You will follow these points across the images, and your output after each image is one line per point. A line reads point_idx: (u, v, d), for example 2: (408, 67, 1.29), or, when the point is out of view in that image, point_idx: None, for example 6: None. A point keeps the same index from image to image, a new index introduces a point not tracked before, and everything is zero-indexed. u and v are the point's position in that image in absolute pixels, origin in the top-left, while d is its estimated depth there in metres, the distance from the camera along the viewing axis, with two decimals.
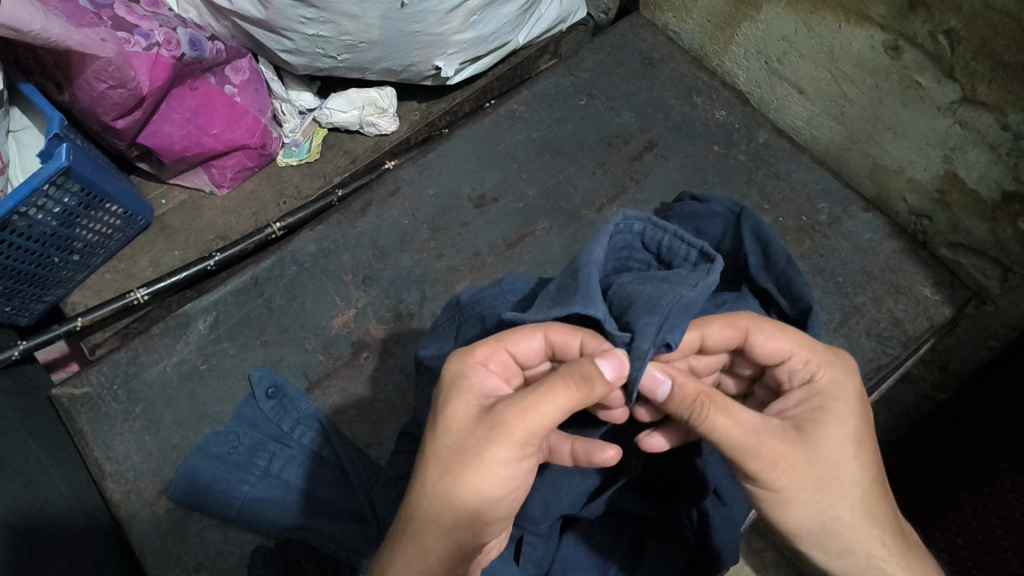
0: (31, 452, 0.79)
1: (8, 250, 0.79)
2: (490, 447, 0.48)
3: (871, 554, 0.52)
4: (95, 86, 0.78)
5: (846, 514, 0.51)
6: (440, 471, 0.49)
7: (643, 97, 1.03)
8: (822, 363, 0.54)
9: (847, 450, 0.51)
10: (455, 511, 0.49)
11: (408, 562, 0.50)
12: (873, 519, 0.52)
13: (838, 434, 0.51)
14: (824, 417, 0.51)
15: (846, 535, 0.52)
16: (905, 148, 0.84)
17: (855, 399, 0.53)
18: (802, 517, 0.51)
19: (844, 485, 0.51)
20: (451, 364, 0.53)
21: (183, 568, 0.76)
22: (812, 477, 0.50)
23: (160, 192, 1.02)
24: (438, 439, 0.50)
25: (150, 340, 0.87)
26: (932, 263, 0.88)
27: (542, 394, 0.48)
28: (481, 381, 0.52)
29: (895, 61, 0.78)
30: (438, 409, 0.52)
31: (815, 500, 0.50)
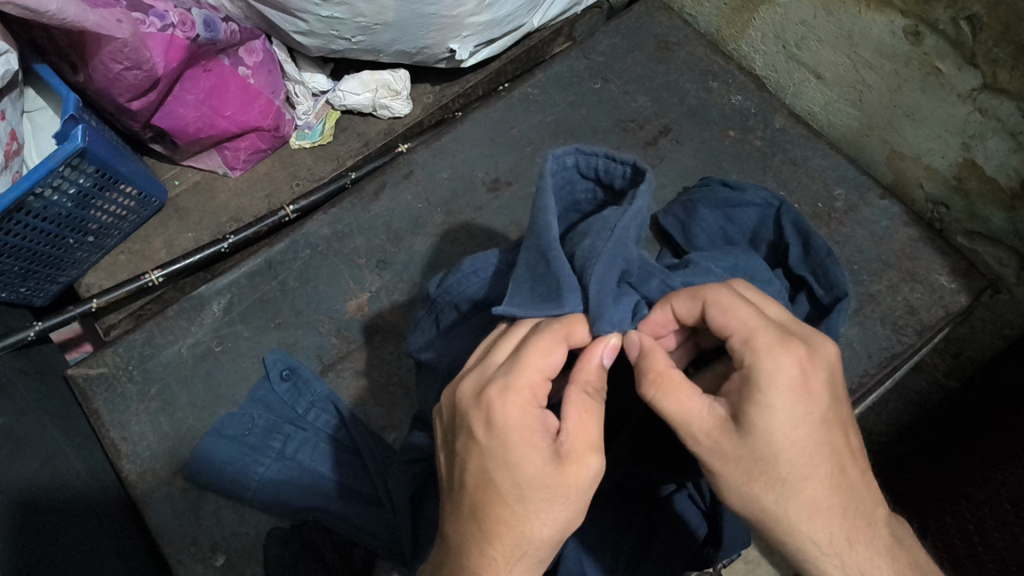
0: (47, 432, 0.79)
1: (23, 231, 0.80)
2: (581, 486, 0.49)
3: (807, 550, 0.50)
4: (110, 67, 0.78)
5: (773, 507, 0.50)
6: (534, 522, 0.49)
7: (659, 81, 1.02)
8: (759, 344, 0.49)
9: (773, 444, 0.48)
10: (546, 548, 0.50)
11: None
12: (810, 512, 0.50)
13: (766, 427, 0.48)
14: (749, 406, 0.49)
15: (775, 526, 0.51)
16: (923, 135, 0.83)
17: (789, 386, 0.48)
18: (733, 502, 0.51)
19: (770, 475, 0.49)
20: (512, 416, 0.48)
21: (199, 548, 0.77)
22: (739, 462, 0.49)
23: (173, 173, 1.02)
24: (529, 498, 0.48)
25: (164, 322, 0.88)
26: (948, 250, 0.88)
27: (590, 424, 0.50)
28: (541, 423, 0.50)
29: (916, 47, 0.77)
30: (511, 465, 0.48)
31: (743, 487, 0.50)
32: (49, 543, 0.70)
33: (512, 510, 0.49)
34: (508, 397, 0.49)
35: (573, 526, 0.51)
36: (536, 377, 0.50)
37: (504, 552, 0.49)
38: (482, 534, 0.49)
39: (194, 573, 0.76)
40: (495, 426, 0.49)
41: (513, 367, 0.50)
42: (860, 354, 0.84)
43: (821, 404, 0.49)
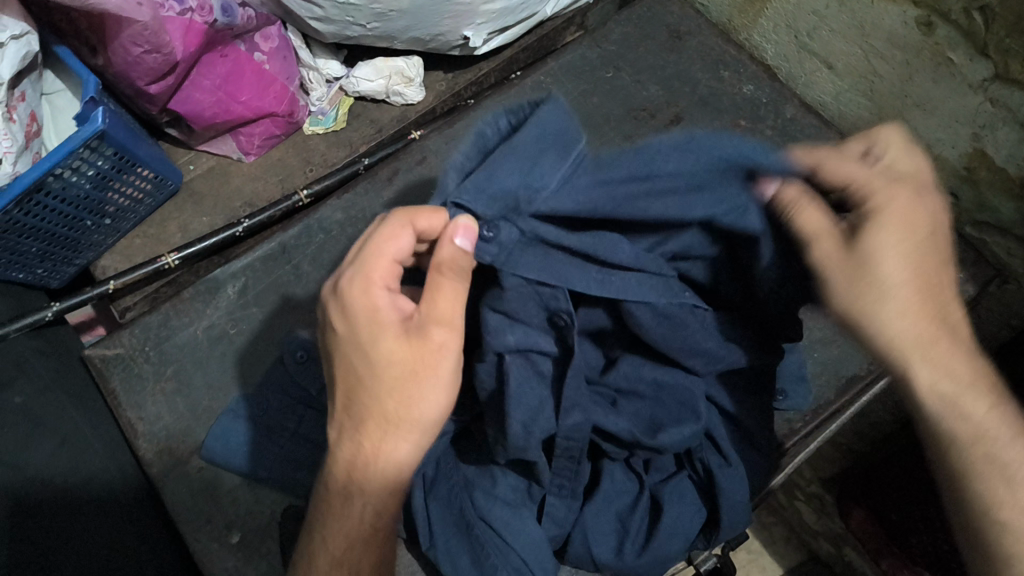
0: (65, 411, 0.80)
1: (42, 212, 0.81)
2: (436, 362, 0.54)
3: (922, 357, 0.58)
4: (130, 51, 0.79)
5: (909, 326, 0.58)
6: (393, 398, 0.54)
7: (670, 70, 1.02)
8: (863, 198, 0.60)
9: (885, 264, 0.58)
10: (416, 423, 0.55)
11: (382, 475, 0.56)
12: (915, 318, 0.58)
13: (876, 243, 0.59)
14: (875, 225, 0.59)
15: (883, 336, 0.59)
16: (933, 126, 0.84)
17: (897, 216, 0.59)
18: (839, 296, 0.59)
19: (879, 284, 0.58)
20: (354, 298, 0.54)
21: (214, 526, 0.78)
22: (849, 266, 0.59)
23: (188, 157, 1.02)
24: (382, 368, 0.54)
25: (180, 305, 0.89)
26: (956, 240, 0.89)
27: (443, 303, 0.54)
28: (389, 306, 0.54)
29: (927, 37, 0.77)
30: (366, 345, 0.54)
31: (851, 289, 0.59)
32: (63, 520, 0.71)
33: (363, 381, 0.55)
34: (353, 283, 0.54)
35: (443, 400, 0.56)
36: (383, 262, 0.54)
37: (372, 426, 0.55)
38: (348, 413, 0.56)
39: (210, 550, 0.77)
40: (346, 308, 0.54)
41: (357, 256, 0.55)
42: None
43: (915, 237, 0.59)
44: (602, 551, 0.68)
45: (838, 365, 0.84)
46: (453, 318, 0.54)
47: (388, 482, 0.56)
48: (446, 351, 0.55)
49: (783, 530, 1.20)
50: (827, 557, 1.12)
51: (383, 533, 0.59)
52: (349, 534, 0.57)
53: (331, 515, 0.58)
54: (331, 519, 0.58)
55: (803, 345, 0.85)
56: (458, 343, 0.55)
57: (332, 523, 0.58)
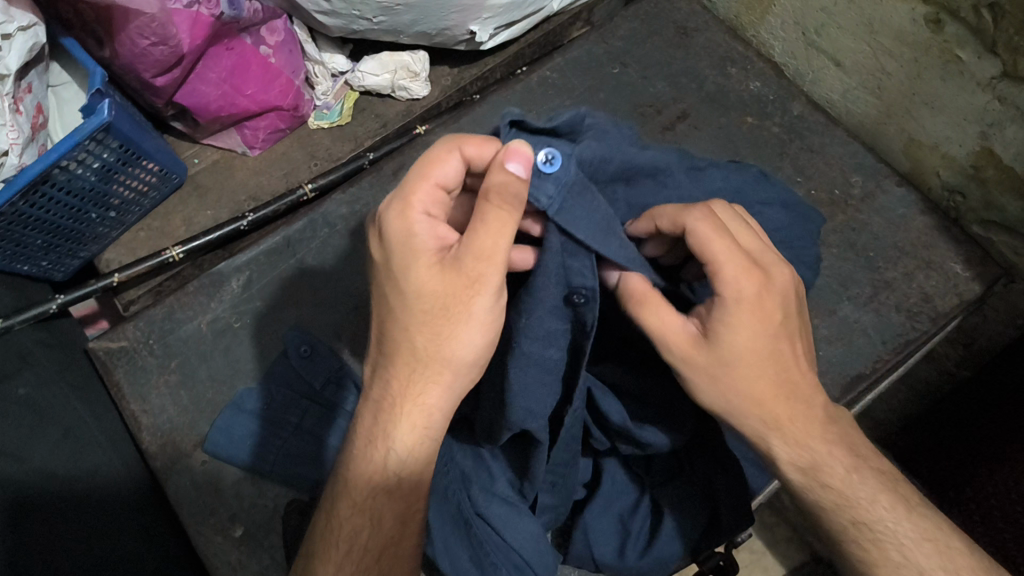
0: (69, 403, 0.80)
1: (47, 204, 0.81)
2: (475, 301, 0.52)
3: (781, 432, 0.57)
4: (137, 43, 0.80)
5: (719, 394, 0.56)
6: (431, 332, 0.53)
7: (677, 66, 1.02)
8: (721, 274, 0.54)
9: (743, 351, 0.55)
10: (457, 361, 0.54)
11: (421, 414, 0.55)
12: (755, 412, 0.56)
13: (728, 343, 0.54)
14: (722, 333, 0.54)
15: (747, 420, 0.57)
16: (941, 124, 0.83)
17: (742, 315, 0.54)
18: (704, 396, 0.56)
19: (735, 378, 0.55)
20: (392, 223, 0.53)
21: (218, 519, 0.78)
22: (705, 368, 0.55)
23: (193, 151, 1.02)
24: (410, 299, 0.53)
25: (184, 297, 0.89)
26: (962, 239, 0.88)
27: (479, 234, 0.51)
28: (429, 233, 0.53)
29: (936, 35, 0.77)
30: (399, 275, 0.53)
31: (712, 390, 0.56)
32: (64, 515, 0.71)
33: (396, 313, 0.54)
34: (392, 208, 0.53)
35: (478, 343, 0.54)
36: (428, 187, 0.53)
37: (400, 362, 0.55)
38: (382, 348, 0.56)
39: (214, 543, 0.77)
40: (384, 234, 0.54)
41: (405, 180, 0.54)
42: (874, 341, 0.85)
43: (777, 319, 0.55)
44: (603, 551, 0.70)
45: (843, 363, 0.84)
46: (494, 254, 0.51)
47: (415, 425, 0.55)
48: (482, 290, 0.52)
49: (785, 531, 1.20)
50: (830, 558, 1.12)
51: (422, 482, 0.58)
52: (377, 480, 0.56)
53: (359, 456, 0.57)
54: (368, 464, 0.57)
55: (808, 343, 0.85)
56: (498, 284, 0.52)
57: (369, 469, 0.56)
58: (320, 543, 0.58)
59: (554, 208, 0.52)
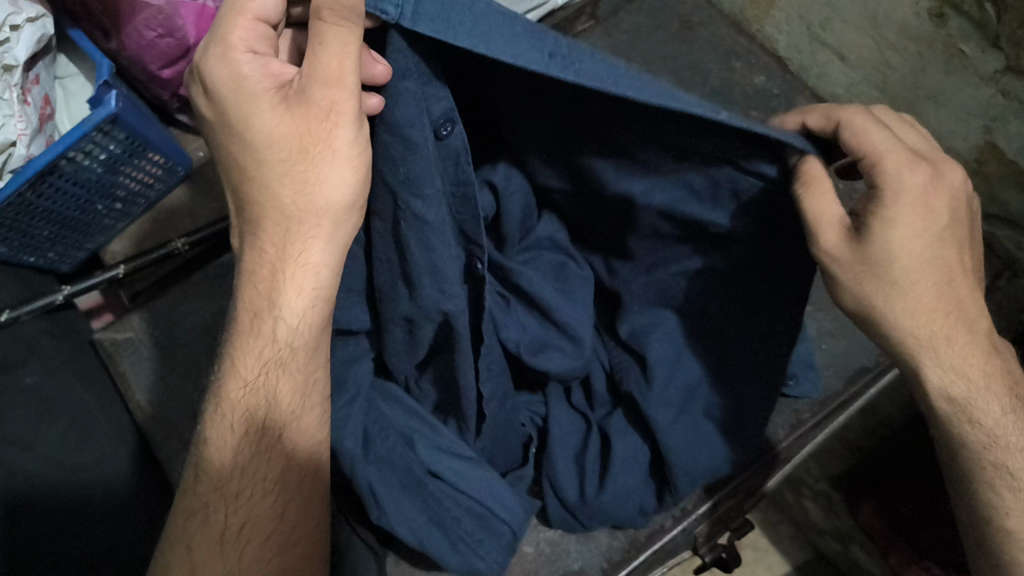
0: (75, 393, 0.80)
1: (54, 195, 0.81)
2: (332, 134, 0.49)
3: (924, 334, 0.53)
4: (144, 34, 0.80)
5: (878, 292, 0.52)
6: (290, 179, 0.52)
7: (682, 60, 1.02)
8: (892, 168, 0.50)
9: (905, 249, 0.50)
10: (323, 203, 0.51)
11: (301, 271, 0.53)
12: (922, 311, 0.53)
13: (898, 241, 0.50)
14: (889, 225, 0.50)
15: (902, 319, 0.53)
16: (944, 118, 0.83)
17: (917, 211, 0.50)
18: (851, 297, 0.53)
19: (901, 277, 0.51)
20: (211, 65, 0.51)
21: None
22: (868, 268, 0.51)
23: (199, 144, 1.03)
24: (258, 140, 0.51)
25: (189, 288, 0.89)
26: None
27: (322, 60, 0.48)
28: (259, 71, 0.50)
29: (939, 29, 0.77)
30: (240, 120, 0.51)
31: (869, 291, 0.52)
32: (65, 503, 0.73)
33: (245, 162, 0.52)
34: (212, 52, 0.51)
35: (347, 182, 0.51)
36: (246, 21, 0.50)
37: (272, 213, 0.53)
38: (245, 212, 0.54)
39: None
40: (206, 80, 0.51)
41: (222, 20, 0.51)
42: None
43: (944, 217, 0.51)
44: (570, 491, 0.69)
45: (847, 356, 0.84)
46: (342, 77, 0.47)
47: (296, 290, 0.53)
48: (335, 120, 0.49)
49: (790, 527, 1.20)
50: (835, 554, 1.12)
51: (319, 353, 0.55)
52: (269, 360, 0.54)
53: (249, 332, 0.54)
54: (250, 330, 0.54)
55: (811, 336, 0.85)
56: (356, 109, 0.49)
57: (250, 336, 0.54)
58: (204, 452, 0.54)
59: (408, 16, 0.44)
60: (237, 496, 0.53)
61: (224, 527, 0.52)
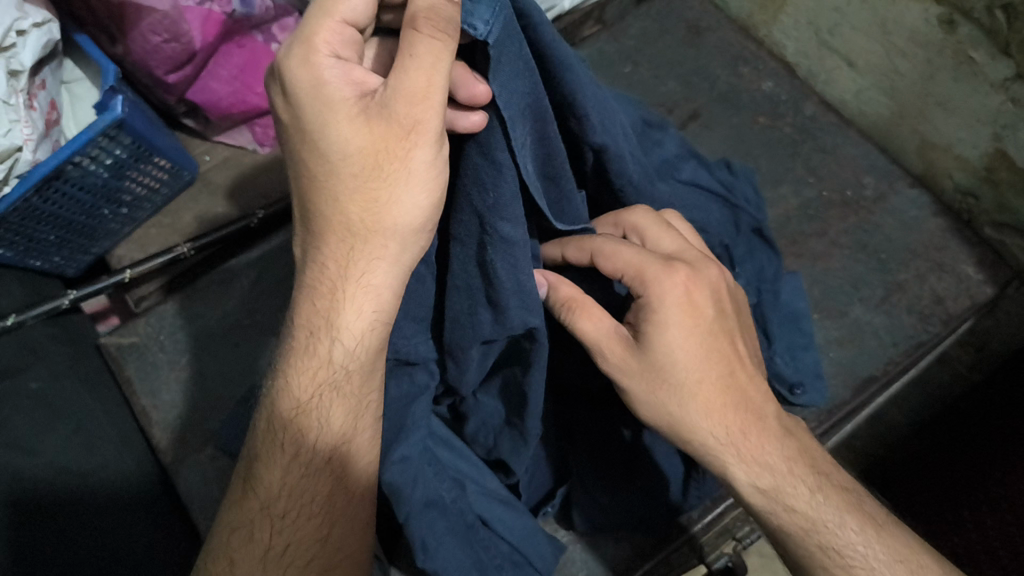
0: (80, 397, 0.80)
1: (60, 199, 0.81)
2: (409, 154, 0.48)
3: (710, 441, 0.55)
4: (149, 39, 0.80)
5: (657, 397, 0.55)
6: (360, 194, 0.50)
7: (689, 65, 1.02)
8: (647, 276, 0.55)
9: (673, 360, 0.54)
10: (390, 226, 0.50)
11: (361, 293, 0.52)
12: (711, 407, 0.55)
13: (662, 345, 0.54)
14: (653, 329, 0.54)
15: (697, 428, 0.55)
16: (954, 125, 0.83)
17: (679, 307, 0.54)
18: (645, 408, 0.56)
19: (676, 381, 0.55)
20: (296, 69, 0.49)
21: None
22: (642, 372, 0.55)
23: (204, 148, 1.03)
24: (333, 154, 0.50)
25: (195, 293, 0.89)
26: (975, 241, 0.88)
27: (413, 76, 0.46)
28: (341, 78, 0.49)
29: (949, 35, 0.76)
30: (315, 130, 0.50)
31: (652, 398, 0.56)
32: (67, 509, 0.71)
33: (320, 173, 0.51)
34: (296, 53, 0.50)
35: (421, 204, 0.50)
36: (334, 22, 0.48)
37: (338, 231, 0.51)
38: (312, 225, 0.52)
39: None
40: (287, 81, 0.50)
41: (308, 17, 0.49)
42: (885, 343, 0.84)
43: (709, 316, 0.55)
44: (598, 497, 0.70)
45: (854, 365, 0.83)
46: (429, 94, 0.47)
47: (359, 314, 0.52)
48: (415, 140, 0.48)
49: None
50: None
51: (376, 371, 0.54)
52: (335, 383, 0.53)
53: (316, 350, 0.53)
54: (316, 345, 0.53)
55: (818, 345, 0.85)
56: (437, 130, 0.48)
57: (315, 355, 0.53)
58: (257, 468, 0.53)
59: (494, 38, 0.45)
60: (284, 516, 0.52)
61: (269, 545, 0.52)
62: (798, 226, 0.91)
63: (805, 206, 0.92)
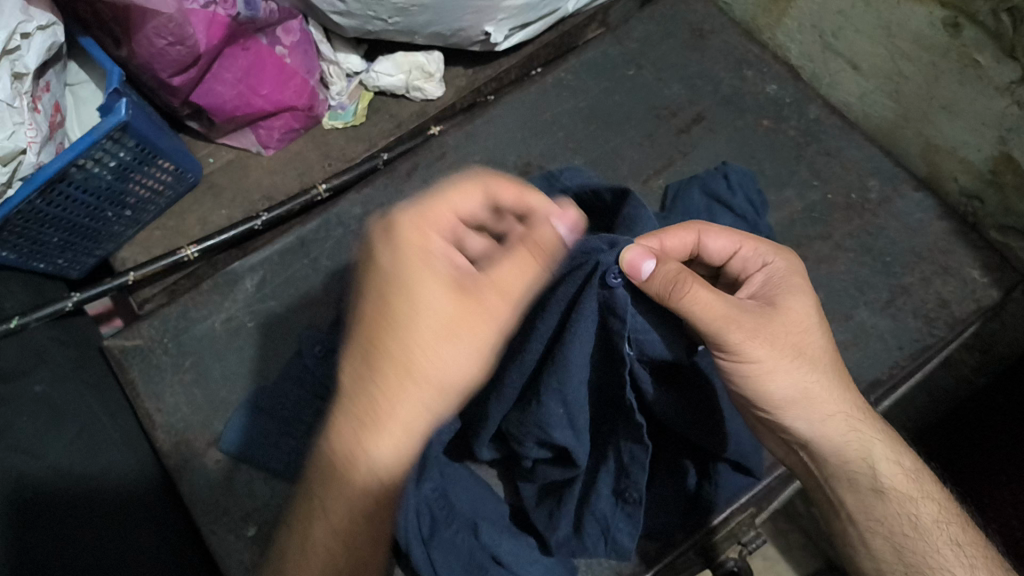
0: (84, 400, 0.80)
1: (64, 202, 0.81)
2: (458, 350, 0.52)
3: (847, 416, 0.64)
4: (154, 42, 0.80)
5: (797, 366, 0.63)
6: (404, 377, 0.52)
7: (693, 68, 1.02)
8: (775, 254, 0.67)
9: (807, 325, 0.64)
10: (443, 382, 0.53)
11: (414, 398, 0.52)
12: (833, 383, 0.64)
13: (797, 314, 0.64)
14: (784, 300, 0.64)
15: (822, 400, 0.63)
16: (958, 129, 0.83)
17: (807, 289, 0.66)
18: (781, 384, 0.63)
19: (813, 351, 0.64)
20: (406, 231, 0.52)
21: (231, 518, 0.78)
22: (790, 345, 0.63)
23: (209, 150, 1.03)
24: (426, 335, 0.51)
25: (199, 296, 0.89)
26: (980, 245, 0.88)
27: (521, 276, 0.53)
28: (445, 258, 0.52)
29: (954, 39, 0.76)
30: (408, 322, 0.51)
31: (796, 369, 0.63)
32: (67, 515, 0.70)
33: (376, 347, 0.52)
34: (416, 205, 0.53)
35: (468, 365, 0.53)
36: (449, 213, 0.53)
37: (418, 342, 0.52)
38: (371, 338, 0.53)
39: (227, 543, 0.77)
40: (393, 249, 0.52)
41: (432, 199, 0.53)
42: (890, 346, 0.84)
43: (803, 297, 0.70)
44: None
45: (859, 368, 0.83)
46: (532, 265, 0.53)
47: (405, 435, 0.52)
48: (512, 309, 0.53)
49: None
50: None
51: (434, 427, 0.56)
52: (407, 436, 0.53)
53: (389, 407, 0.52)
54: (385, 412, 0.52)
55: None
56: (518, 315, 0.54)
57: (367, 415, 0.52)
58: (313, 502, 0.56)
59: None
60: (354, 538, 0.56)
61: (325, 556, 0.56)
62: (803, 229, 0.91)
63: (809, 208, 0.92)
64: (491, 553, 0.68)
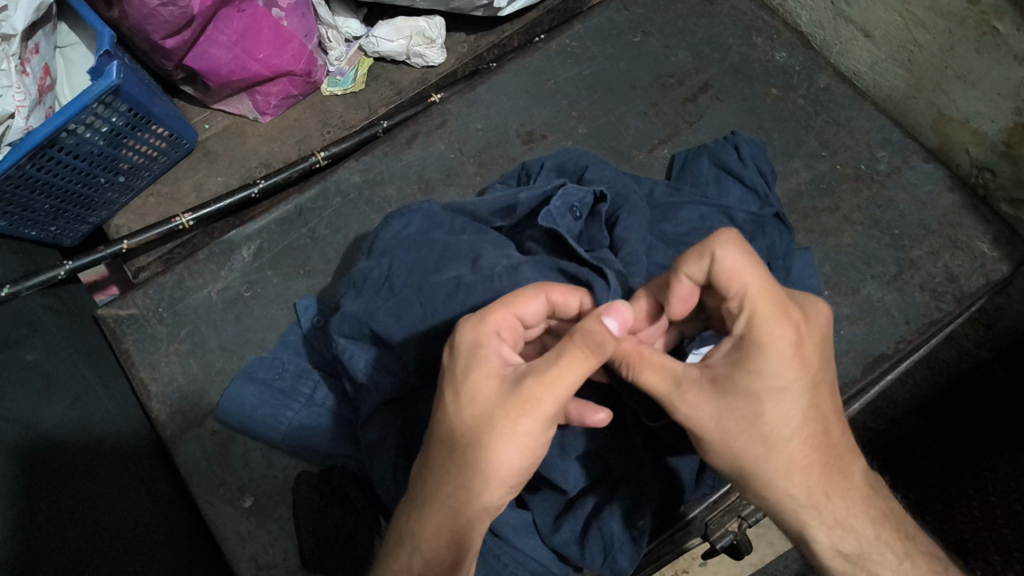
0: (79, 368, 0.79)
1: (55, 168, 0.79)
2: (495, 431, 0.48)
3: (786, 501, 0.55)
4: (145, 3, 0.78)
5: (732, 450, 0.53)
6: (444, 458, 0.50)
7: (701, 35, 0.99)
8: (756, 318, 0.51)
9: (750, 411, 0.51)
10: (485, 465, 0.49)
11: (462, 474, 0.49)
12: (787, 471, 0.53)
13: (745, 396, 0.51)
14: (738, 373, 0.51)
15: (762, 483, 0.54)
16: (973, 99, 0.80)
17: (783, 357, 0.50)
18: (717, 459, 0.54)
19: (751, 438, 0.52)
20: (464, 336, 0.51)
21: (227, 489, 0.77)
22: (721, 428, 0.52)
23: (204, 116, 1.01)
24: (461, 422, 0.49)
25: (195, 265, 0.88)
26: (991, 218, 0.86)
27: (561, 366, 0.48)
28: (494, 347, 0.51)
29: (972, 5, 0.74)
30: (447, 406, 0.50)
31: (722, 449, 0.53)
32: (70, 486, 0.67)
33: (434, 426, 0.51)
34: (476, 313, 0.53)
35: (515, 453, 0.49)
36: (501, 313, 0.53)
37: (457, 434, 0.50)
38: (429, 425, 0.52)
39: (224, 514, 0.76)
40: (451, 348, 0.52)
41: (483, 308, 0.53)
42: (897, 321, 0.82)
43: (813, 366, 0.52)
44: None
45: (865, 343, 0.82)
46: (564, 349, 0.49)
47: (444, 525, 0.50)
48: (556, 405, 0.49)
49: None
50: None
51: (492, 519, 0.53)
52: (449, 527, 0.50)
53: (433, 490, 0.51)
54: (431, 492, 0.50)
55: None
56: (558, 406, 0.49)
57: (421, 499, 0.51)
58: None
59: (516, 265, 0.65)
60: None
61: None
62: (810, 201, 0.89)
63: (817, 179, 0.90)
64: (490, 526, 0.68)
